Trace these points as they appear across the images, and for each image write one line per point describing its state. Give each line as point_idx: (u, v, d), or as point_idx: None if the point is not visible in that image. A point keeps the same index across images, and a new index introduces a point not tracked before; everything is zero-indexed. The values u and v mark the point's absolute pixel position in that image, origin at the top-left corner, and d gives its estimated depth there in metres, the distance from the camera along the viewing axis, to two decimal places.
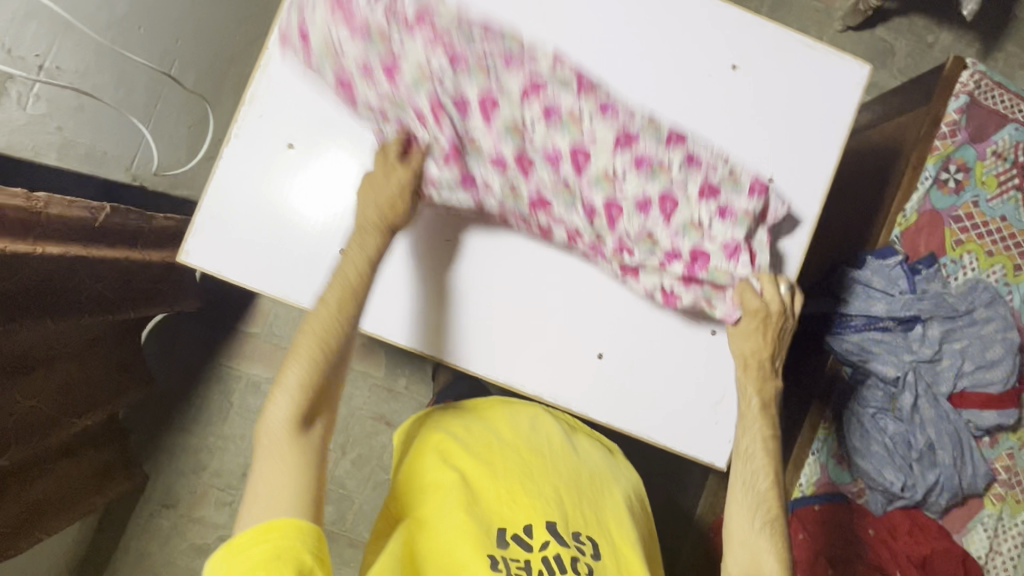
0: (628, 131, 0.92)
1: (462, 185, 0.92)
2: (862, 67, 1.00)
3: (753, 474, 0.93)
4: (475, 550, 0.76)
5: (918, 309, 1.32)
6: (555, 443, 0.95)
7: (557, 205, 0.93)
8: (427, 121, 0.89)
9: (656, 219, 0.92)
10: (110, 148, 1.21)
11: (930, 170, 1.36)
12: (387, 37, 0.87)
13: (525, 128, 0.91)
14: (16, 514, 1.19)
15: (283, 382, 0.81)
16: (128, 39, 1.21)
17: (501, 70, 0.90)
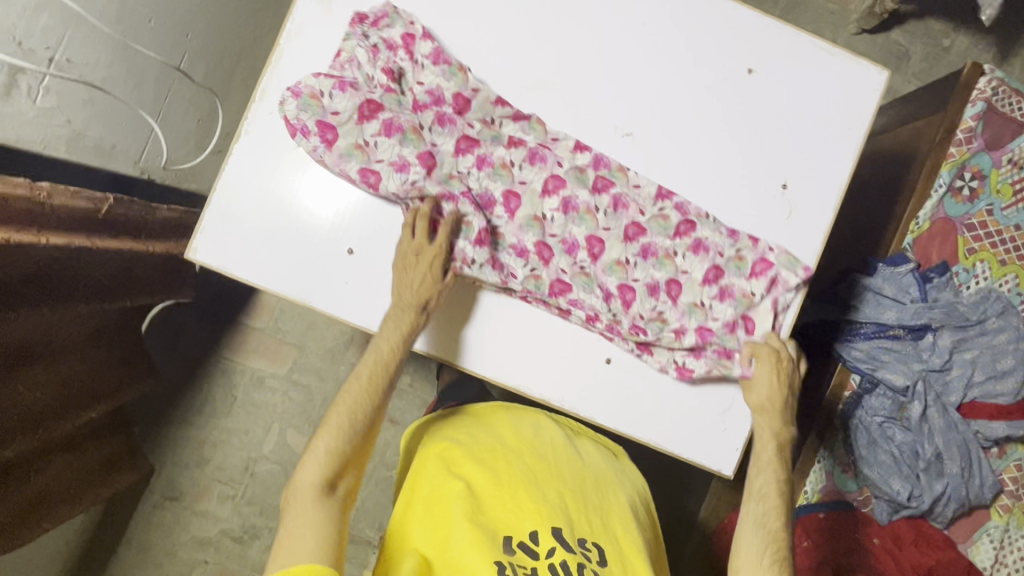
0: (637, 223, 0.96)
1: (492, 267, 0.92)
2: (880, 72, 0.99)
3: (764, 511, 0.84)
4: (482, 555, 0.75)
5: (929, 318, 1.31)
6: (558, 449, 0.94)
7: (575, 288, 0.95)
8: (457, 203, 0.92)
9: (665, 302, 0.96)
10: (118, 142, 1.17)
11: (944, 177, 1.33)
12: (418, 131, 0.93)
13: (544, 220, 0.96)
14: (19, 505, 1.20)
15: (315, 445, 0.79)
16: (137, 33, 1.12)
17: (524, 167, 0.96)
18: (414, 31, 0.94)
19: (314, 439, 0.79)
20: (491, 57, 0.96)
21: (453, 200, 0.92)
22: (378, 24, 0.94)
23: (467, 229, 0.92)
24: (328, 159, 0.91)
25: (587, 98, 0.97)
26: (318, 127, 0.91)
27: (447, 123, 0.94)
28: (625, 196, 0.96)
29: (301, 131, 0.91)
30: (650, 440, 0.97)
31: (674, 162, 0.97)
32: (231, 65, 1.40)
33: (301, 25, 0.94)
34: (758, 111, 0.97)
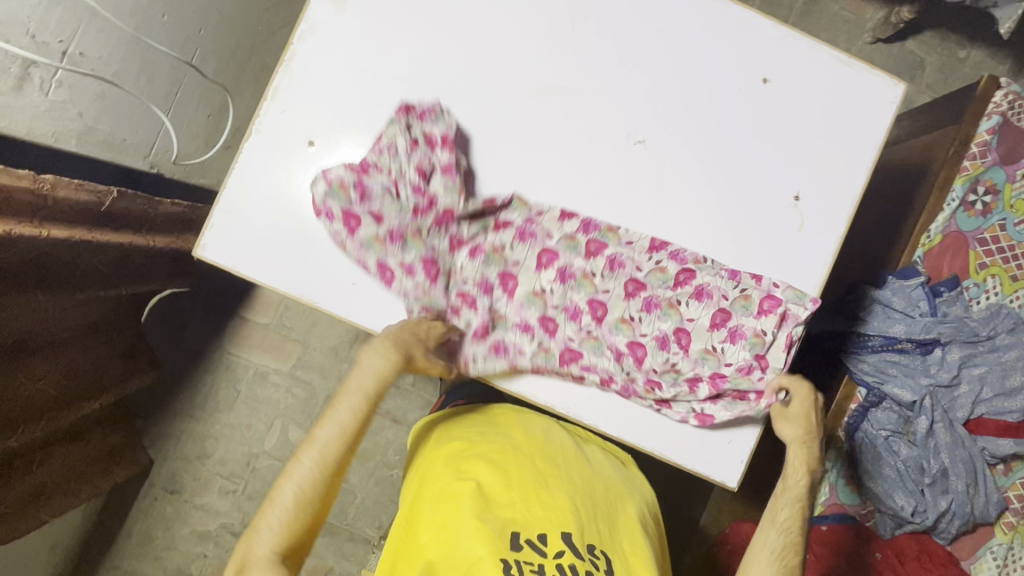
0: (636, 279, 0.95)
1: (493, 356, 0.94)
2: (896, 85, 0.97)
3: (784, 544, 0.82)
4: (489, 552, 0.73)
5: (938, 332, 1.30)
6: (570, 455, 0.94)
7: (585, 353, 0.94)
8: (460, 313, 0.94)
9: (676, 353, 0.94)
10: (129, 136, 1.17)
11: (957, 191, 1.33)
12: (420, 233, 0.91)
13: (546, 293, 0.96)
14: (21, 496, 1.21)
15: (267, 514, 0.74)
16: (151, 27, 1.12)
17: (513, 245, 0.96)
18: (449, 130, 0.91)
19: (263, 512, 0.74)
20: (505, 60, 0.95)
21: (456, 313, 0.94)
22: (402, 115, 0.91)
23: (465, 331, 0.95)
24: (352, 250, 0.91)
25: (600, 104, 0.96)
26: (347, 227, 0.89)
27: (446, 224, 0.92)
28: (620, 255, 0.95)
29: (325, 215, 0.90)
30: (650, 449, 0.97)
31: (687, 171, 0.96)
32: (243, 61, 1.40)
33: (315, 24, 0.93)
34: (772, 121, 0.96)
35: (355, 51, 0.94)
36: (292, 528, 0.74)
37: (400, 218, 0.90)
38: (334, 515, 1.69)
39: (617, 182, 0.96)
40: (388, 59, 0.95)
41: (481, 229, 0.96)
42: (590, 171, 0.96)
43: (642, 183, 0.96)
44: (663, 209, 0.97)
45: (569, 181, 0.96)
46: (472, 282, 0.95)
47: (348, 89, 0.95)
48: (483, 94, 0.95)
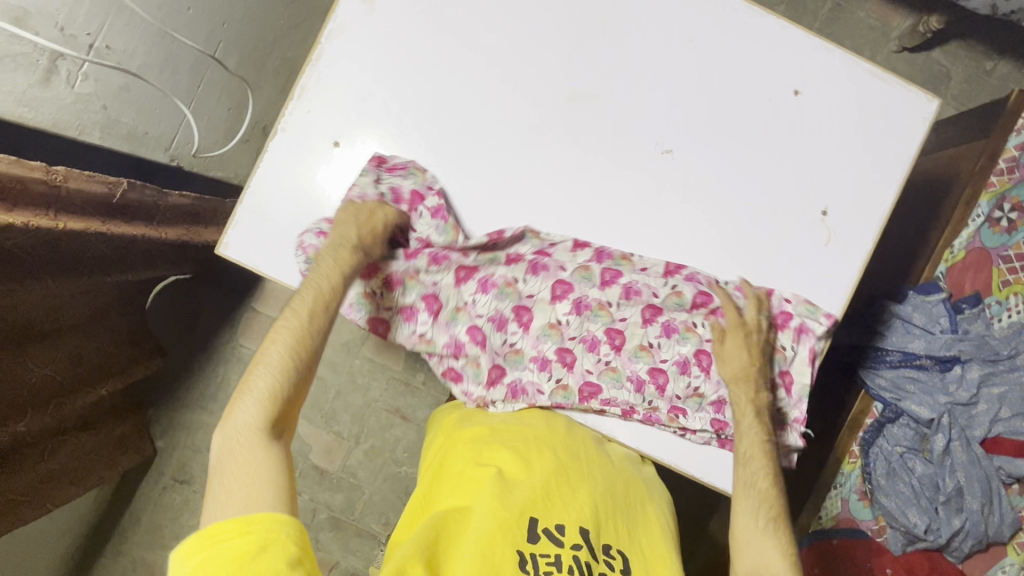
0: (654, 304, 0.95)
1: (511, 395, 0.96)
2: (931, 100, 0.95)
3: (751, 473, 0.87)
4: (505, 543, 0.73)
5: (958, 350, 1.29)
6: (591, 449, 0.91)
7: (604, 386, 0.95)
8: (462, 350, 0.97)
9: (698, 376, 0.94)
10: (150, 128, 1.15)
11: (982, 207, 1.33)
12: (418, 278, 0.94)
13: (561, 325, 0.96)
14: (30, 482, 1.22)
15: (250, 385, 0.72)
16: (175, 21, 1.13)
17: (525, 278, 0.96)
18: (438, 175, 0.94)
19: (247, 379, 0.72)
20: (532, 64, 0.94)
21: (457, 349, 0.96)
22: (382, 170, 0.92)
23: (477, 372, 0.97)
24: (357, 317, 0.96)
25: (628, 112, 0.95)
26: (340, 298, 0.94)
27: (442, 260, 0.94)
28: (636, 283, 0.95)
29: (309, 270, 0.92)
30: (666, 460, 0.97)
31: (713, 184, 0.95)
32: (263, 55, 1.39)
33: (342, 24, 0.93)
34: (801, 134, 0.95)
35: (382, 53, 0.94)
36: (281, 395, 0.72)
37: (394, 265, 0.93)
38: (341, 509, 1.70)
39: (641, 191, 0.95)
40: (415, 61, 0.94)
41: (488, 260, 0.96)
42: (614, 178, 0.95)
43: (667, 195, 0.95)
44: (686, 220, 0.95)
45: (594, 188, 0.96)
46: (484, 317, 0.96)
47: (377, 87, 0.94)
48: (510, 99, 0.94)
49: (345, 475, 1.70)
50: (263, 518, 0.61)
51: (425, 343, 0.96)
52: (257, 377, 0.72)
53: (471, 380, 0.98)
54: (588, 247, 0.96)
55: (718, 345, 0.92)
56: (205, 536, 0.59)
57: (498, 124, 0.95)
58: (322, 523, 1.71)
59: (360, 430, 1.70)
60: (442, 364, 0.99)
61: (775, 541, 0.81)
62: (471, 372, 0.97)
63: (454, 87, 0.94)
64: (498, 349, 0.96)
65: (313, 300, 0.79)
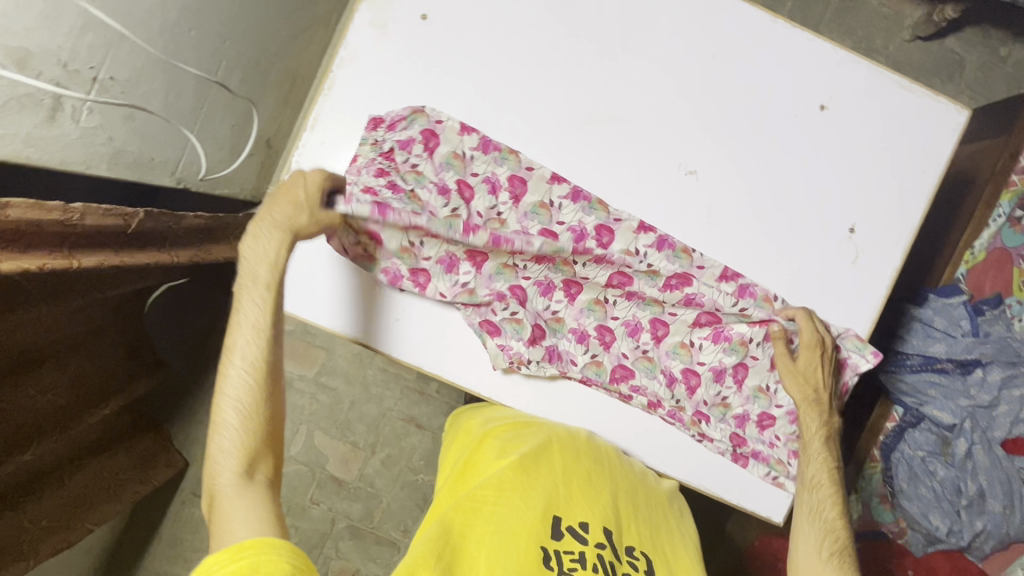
0: (716, 313, 0.93)
1: (547, 359, 0.93)
2: (960, 111, 0.94)
3: (818, 500, 0.88)
4: (530, 539, 0.70)
5: (979, 352, 1.27)
6: (612, 455, 0.89)
7: (637, 373, 0.95)
8: (505, 300, 0.92)
9: (729, 386, 0.95)
10: (157, 154, 1.13)
11: (1002, 207, 1.30)
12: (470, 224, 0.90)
13: (607, 304, 0.95)
14: (60, 509, 1.23)
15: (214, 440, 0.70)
16: (178, 45, 1.06)
17: (591, 260, 0.91)
18: (438, 129, 0.89)
19: (212, 439, 0.70)
20: (550, 84, 0.91)
21: (502, 299, 0.92)
22: (462, 130, 0.90)
23: (518, 327, 0.92)
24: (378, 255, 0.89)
25: (651, 132, 0.92)
26: (374, 212, 0.82)
27: (503, 242, 0.86)
28: (700, 295, 0.92)
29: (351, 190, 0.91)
30: (695, 483, 0.98)
31: (743, 205, 0.93)
32: (266, 68, 1.36)
33: (354, 50, 0.90)
34: (829, 150, 0.93)
35: (400, 80, 0.91)
36: (249, 438, 0.71)
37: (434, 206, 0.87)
38: (360, 518, 1.71)
39: (667, 212, 0.93)
40: (431, 84, 0.91)
41: (546, 220, 0.90)
42: (638, 201, 0.93)
43: (694, 216, 0.93)
44: (716, 242, 0.94)
45: (615, 210, 0.92)
46: (531, 281, 0.93)
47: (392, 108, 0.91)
48: (531, 121, 0.92)
49: (363, 484, 1.70)
50: (254, 544, 0.61)
51: (464, 295, 0.91)
52: (217, 435, 0.70)
53: (511, 337, 0.92)
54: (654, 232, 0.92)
55: (791, 362, 0.91)
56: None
57: (516, 147, 0.92)
58: (342, 532, 1.71)
59: (376, 440, 1.69)
60: (479, 316, 0.93)
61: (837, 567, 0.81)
62: (511, 328, 0.92)
63: (472, 109, 0.91)
64: (539, 312, 0.95)
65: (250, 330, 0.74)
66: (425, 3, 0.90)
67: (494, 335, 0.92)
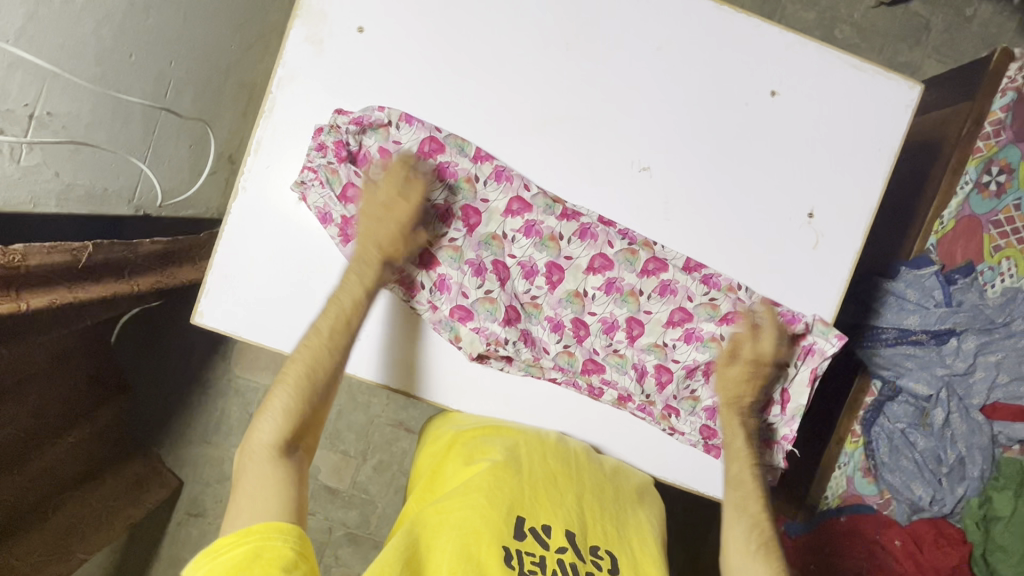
0: (685, 308, 0.95)
1: (523, 340, 0.94)
2: (913, 86, 0.93)
3: (741, 497, 0.87)
4: (492, 539, 0.70)
5: (953, 323, 1.28)
6: (581, 456, 0.89)
7: (608, 368, 0.97)
8: (483, 276, 0.94)
9: (698, 380, 0.97)
10: (110, 184, 1.11)
11: (970, 174, 1.29)
12: (473, 182, 0.92)
13: (585, 296, 0.95)
14: (48, 542, 1.23)
15: (271, 405, 0.76)
16: (118, 73, 1.04)
17: (574, 242, 0.93)
18: (389, 119, 0.89)
19: (271, 398, 0.76)
20: (497, 90, 0.90)
21: (479, 274, 0.94)
22: (402, 121, 0.89)
23: (493, 309, 0.94)
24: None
25: (602, 129, 0.91)
26: (402, 119, 0.89)
27: (504, 179, 0.91)
28: (674, 282, 0.94)
29: (318, 147, 0.89)
30: (671, 479, 0.99)
31: (700, 197, 0.92)
32: (218, 85, 1.33)
33: (292, 69, 0.88)
34: (783, 137, 0.92)
35: (343, 98, 0.89)
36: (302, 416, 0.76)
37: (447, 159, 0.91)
38: (357, 526, 1.70)
39: (624, 207, 0.92)
40: (371, 93, 0.89)
41: (544, 209, 0.92)
42: (595, 201, 0.92)
43: (651, 211, 0.93)
44: (675, 236, 0.93)
45: (571, 204, 0.93)
46: (517, 259, 0.94)
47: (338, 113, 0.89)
48: (481, 128, 0.91)
49: (357, 492, 1.70)
50: (261, 528, 0.63)
51: (448, 252, 0.94)
52: (278, 395, 0.76)
53: (484, 318, 0.94)
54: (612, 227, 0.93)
55: (724, 364, 0.92)
56: (207, 553, 0.62)
57: (466, 145, 0.91)
58: (340, 540, 1.71)
59: (367, 447, 1.68)
60: (451, 301, 0.94)
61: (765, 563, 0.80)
62: (484, 310, 0.94)
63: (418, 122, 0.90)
64: (519, 294, 0.95)
65: (336, 318, 0.82)
66: (361, 15, 0.88)
67: (466, 322, 0.94)
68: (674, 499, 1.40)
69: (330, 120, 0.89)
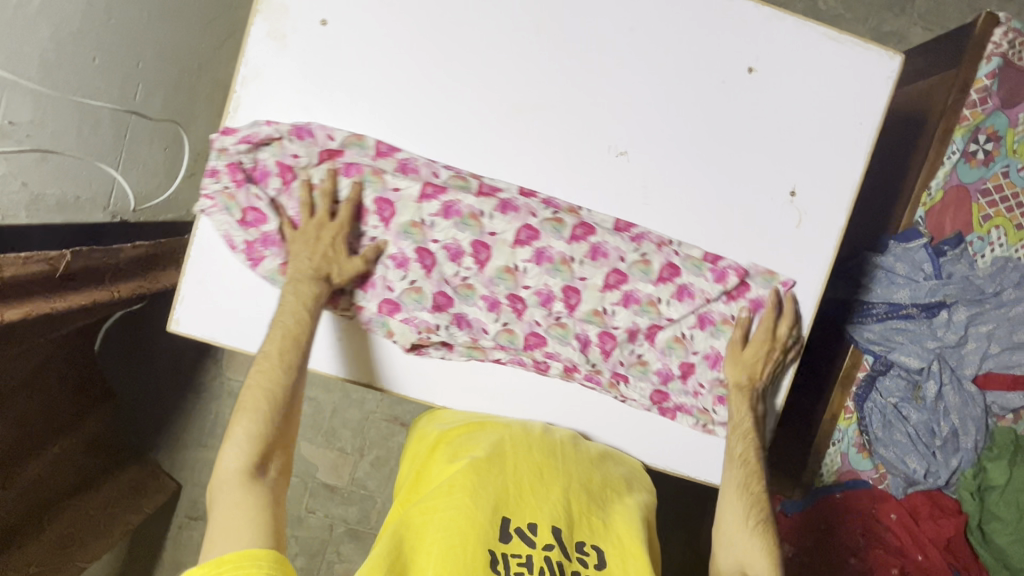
0: (619, 269, 0.93)
1: (455, 326, 0.94)
2: (892, 57, 0.91)
3: (746, 476, 0.91)
4: (477, 542, 0.70)
5: (943, 295, 1.27)
6: (566, 446, 0.88)
7: (550, 340, 0.95)
8: (407, 267, 0.93)
9: (643, 344, 0.96)
10: (82, 192, 1.09)
11: (957, 143, 1.26)
12: (381, 174, 0.89)
13: (517, 270, 0.93)
14: (45, 554, 1.22)
15: (234, 433, 0.77)
16: (82, 77, 1.02)
17: (494, 217, 0.91)
18: (276, 131, 0.87)
19: (232, 427, 0.77)
20: (468, 78, 0.88)
21: (403, 266, 0.92)
22: (295, 133, 0.88)
23: (421, 297, 0.93)
24: (285, 202, 0.90)
25: (576, 115, 0.89)
26: (294, 132, 0.88)
27: (412, 170, 0.89)
28: (605, 244, 0.92)
29: (211, 174, 0.88)
30: (661, 465, 1.01)
31: (678, 181, 0.91)
32: (192, 84, 1.30)
33: (256, 67, 0.86)
34: (761, 115, 0.90)
35: (310, 94, 0.87)
36: (264, 438, 0.77)
37: (355, 158, 0.89)
38: (358, 522, 1.68)
39: (601, 195, 0.91)
40: (336, 89, 0.87)
41: (459, 188, 0.90)
42: (572, 188, 0.91)
43: (630, 196, 0.91)
44: (654, 223, 0.92)
45: (487, 178, 0.90)
46: (440, 244, 0.92)
47: (309, 111, 0.88)
48: (454, 118, 0.88)
49: (356, 488, 1.66)
50: (233, 557, 0.66)
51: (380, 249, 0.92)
52: (238, 423, 0.77)
53: (413, 308, 0.93)
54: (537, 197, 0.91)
55: (738, 347, 0.94)
56: None
57: (438, 139, 0.89)
58: (341, 537, 1.67)
59: (363, 444, 1.64)
60: (377, 297, 0.93)
61: (762, 540, 0.85)
62: (412, 300, 0.93)
63: (389, 116, 0.88)
64: (449, 278, 0.94)
65: (284, 338, 0.83)
66: (324, 8, 0.86)
67: (394, 314, 0.94)
68: (671, 482, 1.40)
69: (217, 143, 0.87)
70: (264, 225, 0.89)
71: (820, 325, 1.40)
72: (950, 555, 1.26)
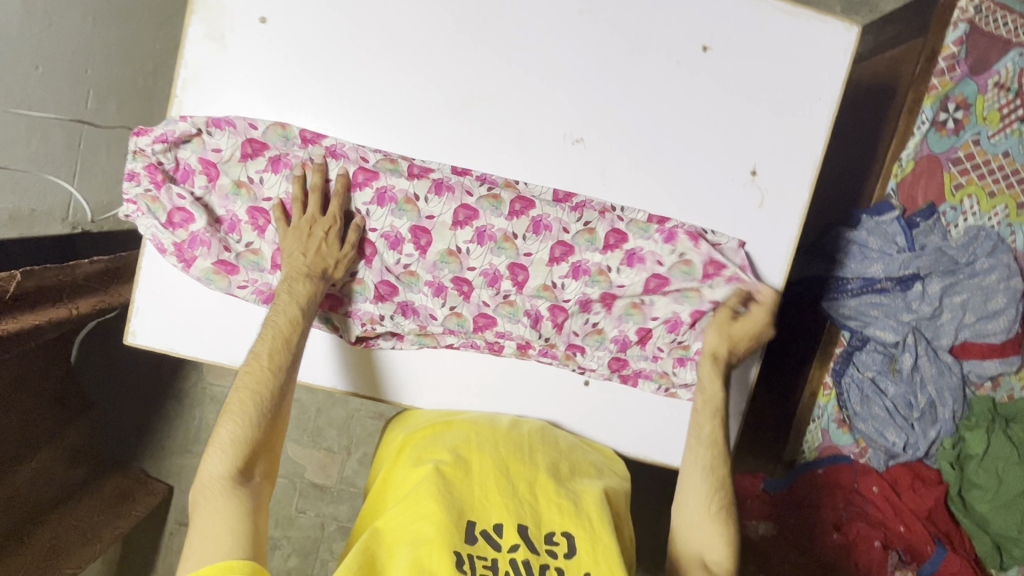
0: (563, 241, 0.92)
1: (402, 314, 0.93)
2: (849, 28, 0.89)
3: (712, 458, 0.89)
4: (441, 544, 0.69)
5: (917, 266, 1.26)
6: (534, 438, 0.87)
7: (500, 319, 0.94)
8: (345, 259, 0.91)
9: (599, 313, 0.95)
10: (37, 205, 1.07)
11: (926, 113, 1.24)
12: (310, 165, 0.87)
13: (459, 253, 0.92)
14: (31, 564, 1.19)
15: (217, 437, 0.75)
16: (27, 86, 0.99)
17: (431, 199, 0.89)
18: (189, 128, 0.86)
19: (218, 429, 0.76)
20: (414, 71, 0.86)
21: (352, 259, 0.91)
22: (212, 124, 0.86)
23: (362, 289, 0.92)
24: (212, 201, 0.89)
25: (529, 104, 0.88)
26: (211, 124, 0.86)
27: (340, 155, 0.88)
28: (546, 217, 0.90)
29: (130, 177, 0.87)
30: (634, 453, 1.01)
31: (635, 162, 0.90)
32: (149, 88, 1.27)
33: (195, 69, 0.85)
34: (716, 95, 0.89)
35: (255, 93, 0.86)
36: (249, 444, 0.76)
37: (285, 152, 0.88)
38: (351, 520, 1.64)
39: (556, 181, 0.90)
40: (281, 89, 0.86)
41: (393, 173, 0.88)
42: (528, 178, 0.90)
43: (588, 184, 0.90)
44: (613, 210, 0.91)
45: (418, 159, 0.89)
46: (379, 233, 0.90)
47: (255, 110, 0.87)
48: (404, 114, 0.87)
49: (345, 487, 1.61)
50: (209, 569, 0.65)
51: None
52: (224, 427, 0.75)
53: (358, 300, 0.93)
54: (471, 172, 0.90)
55: (728, 318, 0.92)
56: None
57: (391, 136, 0.88)
58: (334, 535, 1.62)
59: (349, 441, 1.59)
60: None
61: (723, 526, 0.85)
62: (356, 292, 0.92)
63: (336, 114, 0.87)
64: (390, 266, 0.92)
65: (274, 340, 0.81)
66: (263, 5, 0.84)
67: (338, 310, 0.93)
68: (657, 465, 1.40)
69: (132, 144, 0.86)
70: (192, 225, 0.88)
71: (792, 299, 1.39)
72: (931, 524, 1.26)
